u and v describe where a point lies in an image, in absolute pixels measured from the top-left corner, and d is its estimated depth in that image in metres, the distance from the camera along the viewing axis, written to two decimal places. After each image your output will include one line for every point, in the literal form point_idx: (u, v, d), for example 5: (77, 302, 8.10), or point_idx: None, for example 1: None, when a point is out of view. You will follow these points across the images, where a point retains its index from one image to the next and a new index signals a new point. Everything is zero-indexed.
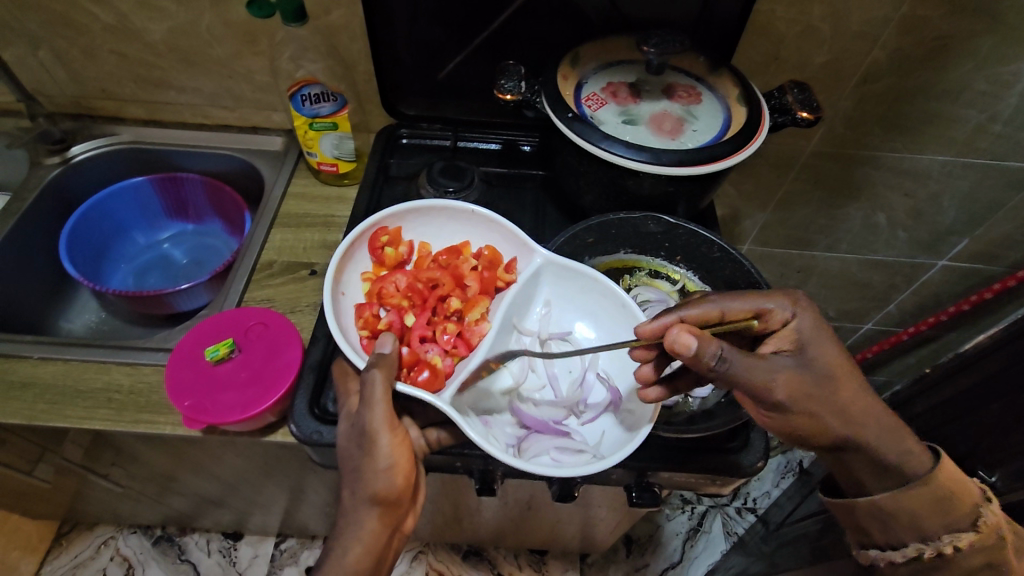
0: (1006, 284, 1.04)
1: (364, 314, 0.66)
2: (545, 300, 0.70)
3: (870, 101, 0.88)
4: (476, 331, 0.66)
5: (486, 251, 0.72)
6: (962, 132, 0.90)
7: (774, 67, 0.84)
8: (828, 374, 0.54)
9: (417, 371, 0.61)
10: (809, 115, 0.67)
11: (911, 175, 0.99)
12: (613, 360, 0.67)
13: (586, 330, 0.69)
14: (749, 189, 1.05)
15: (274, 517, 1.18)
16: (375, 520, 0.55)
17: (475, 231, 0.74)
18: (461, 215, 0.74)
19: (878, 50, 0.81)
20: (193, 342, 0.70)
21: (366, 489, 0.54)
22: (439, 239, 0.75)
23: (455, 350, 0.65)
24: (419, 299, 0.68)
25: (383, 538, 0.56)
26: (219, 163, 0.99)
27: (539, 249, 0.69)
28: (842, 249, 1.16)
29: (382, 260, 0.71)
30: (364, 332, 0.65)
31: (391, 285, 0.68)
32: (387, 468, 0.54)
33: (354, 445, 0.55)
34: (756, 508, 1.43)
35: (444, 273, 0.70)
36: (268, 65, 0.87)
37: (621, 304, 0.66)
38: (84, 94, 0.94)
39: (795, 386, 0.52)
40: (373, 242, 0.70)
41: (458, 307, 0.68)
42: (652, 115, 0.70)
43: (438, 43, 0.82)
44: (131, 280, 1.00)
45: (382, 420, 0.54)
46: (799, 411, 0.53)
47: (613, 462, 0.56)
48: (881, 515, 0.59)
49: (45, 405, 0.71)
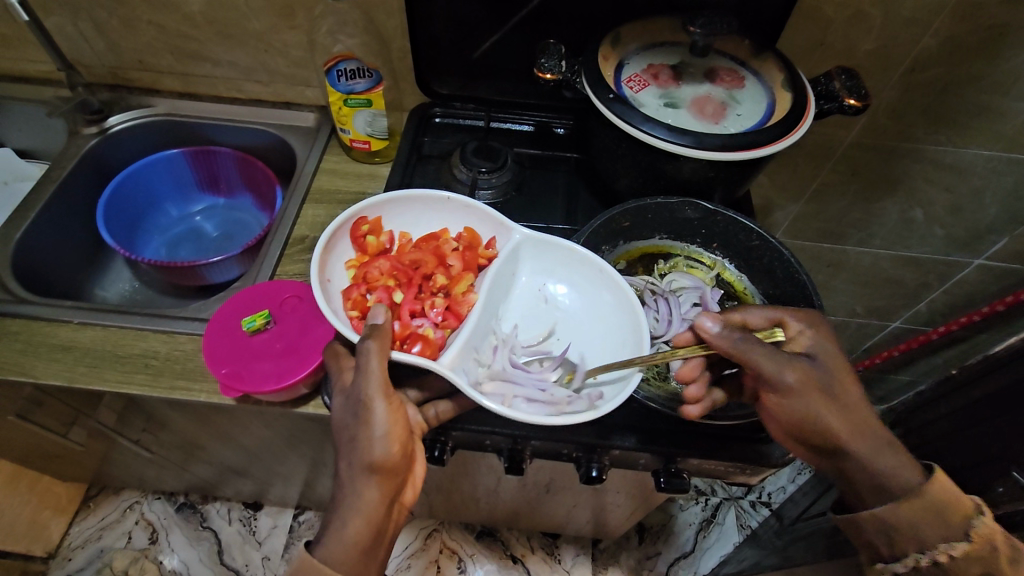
0: None
1: (351, 295, 0.64)
2: (524, 275, 0.70)
3: (917, 91, 0.85)
4: (465, 301, 0.65)
5: (465, 233, 0.71)
6: (1010, 125, 0.88)
7: (819, 53, 0.82)
8: (833, 375, 0.55)
9: (410, 344, 0.60)
10: (856, 102, 0.65)
11: (953, 170, 0.96)
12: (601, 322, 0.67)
13: (567, 294, 0.69)
14: (784, 179, 1.03)
15: (294, 489, 1.21)
16: (373, 490, 0.54)
17: (451, 217, 0.73)
18: (437, 203, 0.72)
19: (929, 37, 0.79)
20: (231, 311, 0.71)
21: (362, 456, 0.54)
22: (418, 228, 0.73)
23: (445, 322, 0.64)
24: (405, 278, 0.67)
25: (383, 508, 0.55)
26: (251, 137, 1.00)
27: (516, 227, 0.70)
28: (875, 244, 1.14)
29: (364, 249, 0.69)
30: (354, 313, 0.63)
31: (375, 269, 0.66)
32: (382, 435, 0.54)
33: (349, 415, 0.56)
34: (770, 502, 1.42)
35: (425, 253, 0.68)
36: (304, 40, 0.87)
37: (599, 269, 0.67)
38: (121, 64, 0.95)
39: (807, 382, 0.53)
40: (353, 232, 0.69)
41: (445, 284, 0.67)
42: (694, 99, 0.69)
43: (475, 20, 0.81)
44: (163, 251, 1.01)
45: (377, 386, 0.54)
46: (805, 404, 0.53)
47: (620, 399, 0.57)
48: (885, 529, 0.56)
49: (85, 368, 0.73)
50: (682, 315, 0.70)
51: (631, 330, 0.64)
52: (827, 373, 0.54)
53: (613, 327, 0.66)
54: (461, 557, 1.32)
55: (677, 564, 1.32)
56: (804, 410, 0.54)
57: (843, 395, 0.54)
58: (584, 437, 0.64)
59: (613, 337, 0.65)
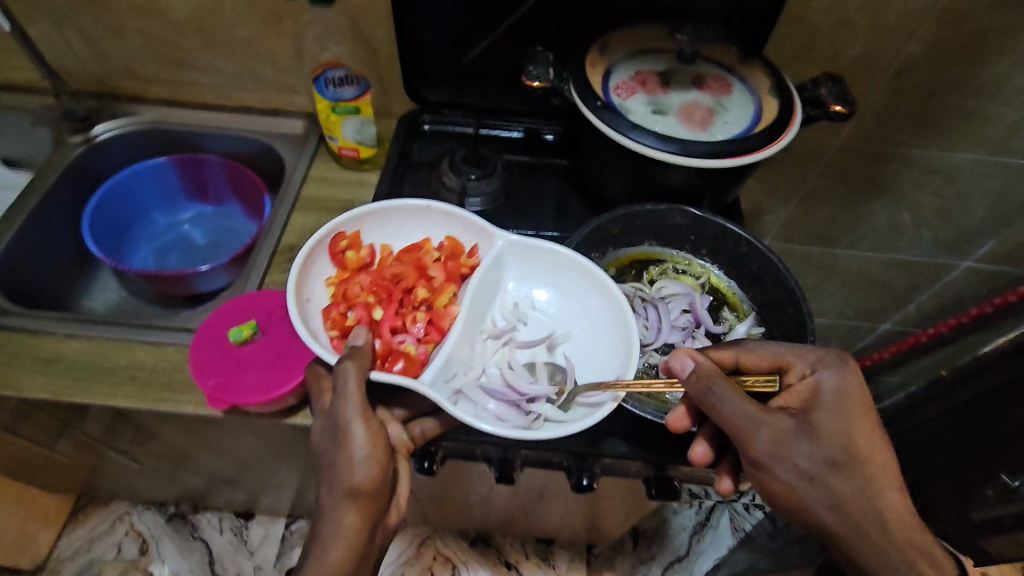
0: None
1: (331, 314, 0.64)
2: (510, 282, 0.70)
3: (904, 95, 0.86)
4: (446, 315, 0.65)
5: (447, 242, 0.70)
6: (996, 129, 0.88)
7: (806, 59, 0.82)
8: (820, 457, 0.53)
9: (392, 361, 0.61)
10: (843, 109, 0.65)
11: (940, 173, 0.97)
12: (587, 330, 0.67)
13: (553, 301, 0.69)
14: (774, 183, 1.03)
15: (285, 498, 1.20)
16: (353, 516, 0.53)
17: (433, 225, 0.72)
18: (417, 213, 0.71)
19: (915, 43, 0.79)
20: (219, 321, 0.70)
21: (343, 480, 0.53)
22: (399, 240, 0.72)
23: (428, 336, 0.64)
24: (385, 293, 0.66)
25: (364, 534, 0.53)
26: (238, 145, 0.99)
27: (499, 233, 0.68)
28: (864, 247, 1.15)
29: (344, 265, 0.68)
30: (334, 333, 0.63)
31: (355, 285, 0.65)
32: (363, 457, 0.53)
33: (330, 439, 0.55)
34: (763, 505, 1.43)
35: (406, 266, 0.68)
36: (292, 47, 0.87)
37: (587, 274, 0.66)
38: (107, 72, 0.94)
39: (781, 440, 0.53)
40: (332, 248, 0.68)
41: (426, 297, 0.66)
42: (681, 106, 0.69)
43: (463, 27, 0.81)
44: (151, 260, 1.00)
45: (355, 409, 0.54)
46: (779, 466, 0.53)
47: (610, 407, 0.57)
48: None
49: (70, 381, 0.72)
50: (671, 321, 0.70)
51: (619, 335, 0.64)
52: (811, 451, 0.53)
53: (601, 333, 0.66)
54: (455, 564, 1.31)
55: (672, 568, 1.32)
56: (779, 482, 0.53)
57: (831, 479, 0.53)
58: (576, 445, 0.64)
59: (602, 343, 0.65)
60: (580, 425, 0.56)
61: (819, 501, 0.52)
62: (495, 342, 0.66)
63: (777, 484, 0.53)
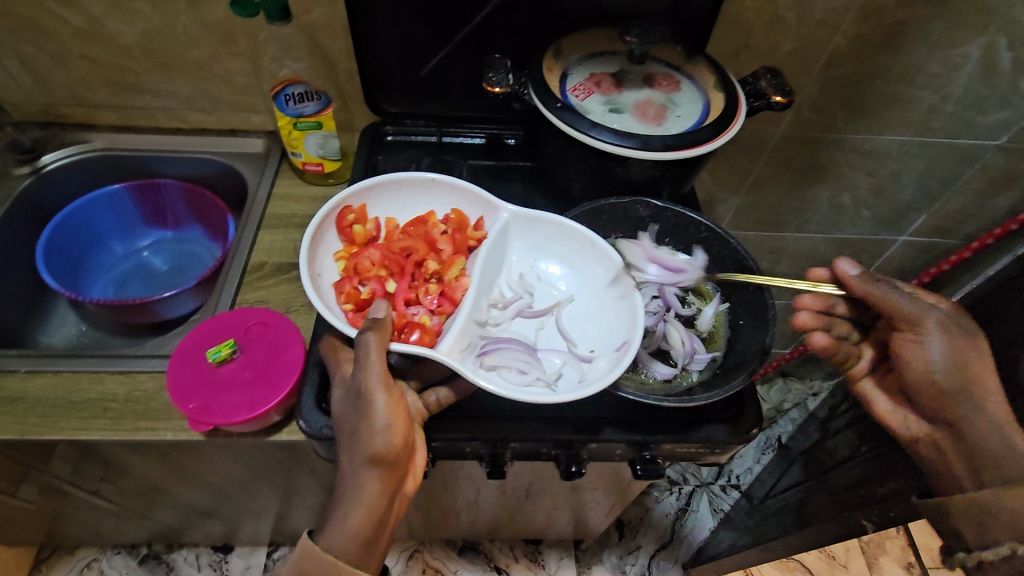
0: (980, 245, 1.13)
1: (344, 289, 0.65)
2: (516, 254, 0.72)
3: (834, 85, 0.93)
4: (458, 286, 0.67)
5: (452, 215, 0.72)
6: (918, 111, 0.96)
7: (744, 55, 0.88)
8: (965, 336, 0.59)
9: (408, 333, 0.61)
10: (782, 99, 0.71)
11: (872, 156, 1.05)
12: (590, 299, 0.69)
13: (558, 272, 0.71)
14: (723, 175, 1.09)
15: (266, 525, 1.17)
16: (375, 482, 0.54)
17: (439, 199, 0.74)
18: (422, 185, 0.73)
19: (840, 36, 0.86)
20: (194, 343, 0.69)
21: (365, 449, 0.54)
22: (405, 212, 0.74)
23: (441, 307, 0.66)
24: (396, 267, 0.69)
25: (385, 500, 0.55)
26: (197, 167, 0.98)
27: (504, 205, 0.71)
28: (810, 230, 1.22)
29: (352, 239, 0.70)
30: (347, 306, 0.65)
31: (366, 259, 0.67)
32: (385, 427, 0.54)
33: (351, 408, 0.56)
34: (739, 484, 1.49)
35: (415, 240, 0.70)
36: (247, 66, 0.87)
37: (588, 242, 0.69)
38: (53, 100, 0.91)
39: (937, 328, 0.59)
40: (339, 222, 0.69)
41: (437, 269, 0.69)
42: (636, 103, 0.72)
43: (420, 39, 0.82)
44: (111, 290, 0.97)
45: (377, 378, 0.55)
46: (930, 349, 0.59)
47: (621, 369, 0.59)
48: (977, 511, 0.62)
49: (38, 419, 0.69)
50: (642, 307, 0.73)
51: (624, 303, 0.67)
52: (965, 330, 0.59)
53: (605, 301, 0.68)
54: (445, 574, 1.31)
55: (658, 555, 1.36)
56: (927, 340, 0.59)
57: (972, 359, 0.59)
58: (560, 435, 0.65)
59: (606, 310, 0.68)
60: (591, 389, 0.58)
61: (958, 365, 0.58)
62: (508, 308, 0.68)
63: (920, 352, 0.59)
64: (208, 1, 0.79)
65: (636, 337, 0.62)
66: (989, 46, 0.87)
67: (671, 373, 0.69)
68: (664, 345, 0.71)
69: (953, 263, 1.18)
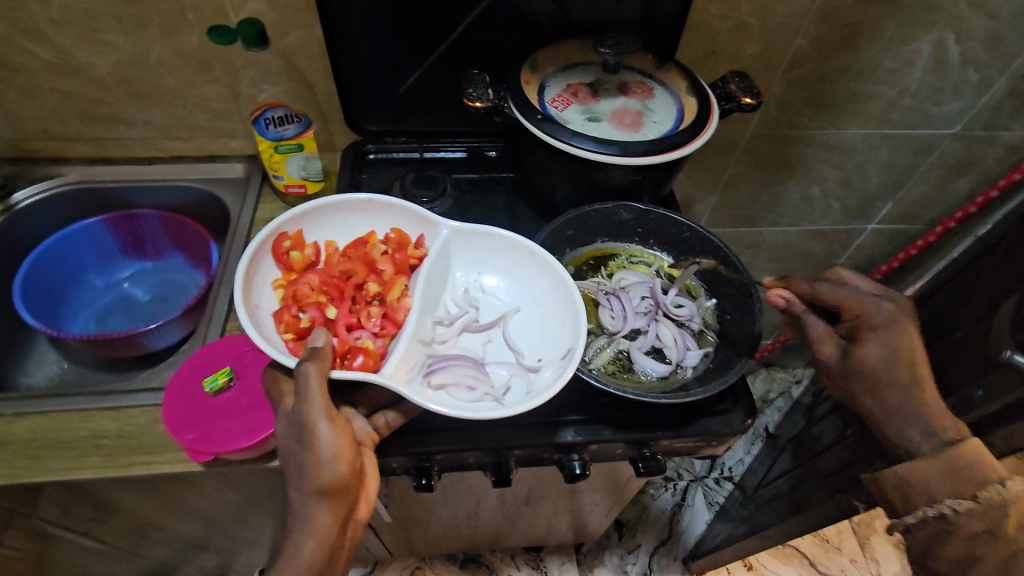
0: (947, 226, 1.20)
1: (283, 317, 0.64)
2: (460, 269, 0.72)
3: (798, 84, 0.97)
4: (400, 307, 0.66)
5: (393, 234, 0.71)
6: (877, 106, 1.01)
7: (712, 59, 0.91)
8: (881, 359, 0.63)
9: (352, 358, 0.61)
10: (752, 101, 0.74)
11: (838, 149, 1.09)
12: (534, 307, 0.70)
13: (502, 284, 0.72)
14: (698, 175, 1.12)
15: (263, 553, 1.15)
16: (325, 513, 0.53)
17: (378, 219, 0.73)
18: (359, 207, 0.72)
19: (801, 38, 0.89)
20: (189, 373, 0.69)
21: (312, 481, 0.53)
22: (344, 234, 0.73)
23: (384, 330, 0.65)
24: (337, 292, 0.68)
25: (337, 528, 0.54)
26: (176, 195, 0.97)
27: (443, 221, 0.71)
28: (784, 223, 1.26)
29: (290, 266, 0.68)
30: (288, 335, 0.63)
31: (304, 286, 0.66)
32: (331, 457, 0.53)
33: (294, 441, 0.55)
34: (731, 476, 1.51)
35: (354, 262, 0.69)
36: (223, 92, 0.86)
37: (530, 253, 0.70)
38: (23, 135, 0.89)
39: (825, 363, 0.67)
40: (276, 250, 0.68)
41: (378, 291, 0.68)
42: (613, 111, 0.75)
43: (395, 58, 0.84)
44: (92, 324, 0.95)
45: (319, 409, 0.53)
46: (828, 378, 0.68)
47: (567, 377, 0.60)
48: (900, 484, 0.67)
49: (28, 461, 0.68)
50: (634, 308, 0.75)
51: (568, 309, 0.67)
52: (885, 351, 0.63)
53: (550, 307, 0.69)
54: None
55: (657, 552, 1.38)
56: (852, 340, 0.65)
57: (869, 387, 0.65)
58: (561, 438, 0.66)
59: (553, 317, 0.69)
60: (534, 399, 0.59)
61: (857, 386, 0.65)
62: (452, 323, 0.68)
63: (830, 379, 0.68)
64: (181, 30, 0.78)
65: (579, 344, 0.63)
66: (939, 41, 0.92)
67: (666, 370, 0.71)
68: (658, 344, 0.73)
69: (923, 244, 1.25)
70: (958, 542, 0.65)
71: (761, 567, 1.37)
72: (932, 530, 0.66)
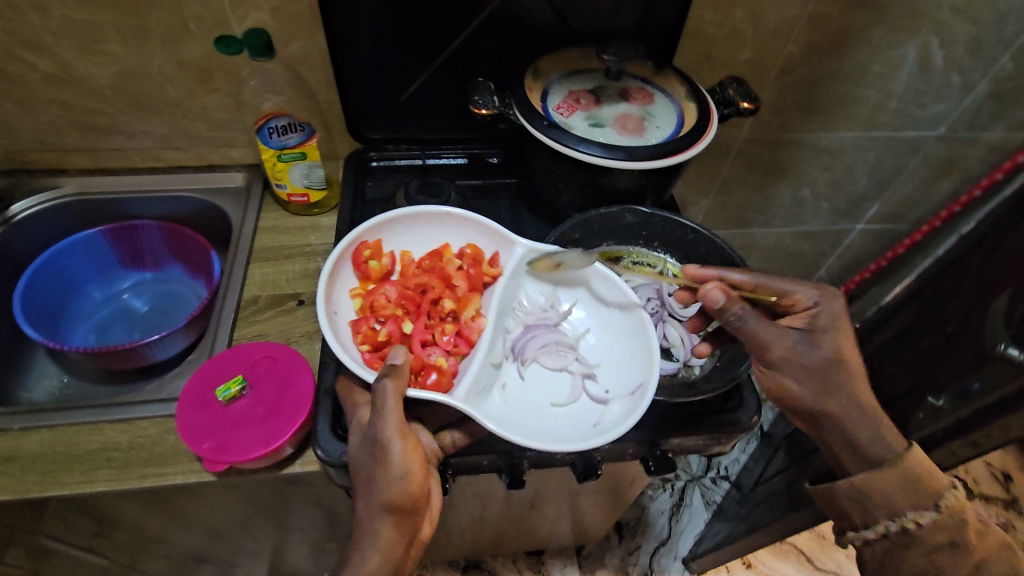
0: (914, 238, 1.24)
1: (361, 328, 0.66)
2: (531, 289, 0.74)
3: (789, 88, 0.99)
4: (474, 327, 0.69)
5: (468, 249, 0.74)
6: (865, 109, 1.04)
7: (708, 64, 0.93)
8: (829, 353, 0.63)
9: (425, 375, 0.64)
10: (750, 106, 0.76)
11: (828, 152, 1.12)
12: (604, 333, 0.72)
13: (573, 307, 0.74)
14: (693, 177, 1.14)
15: (262, 565, 1.14)
16: (391, 528, 0.56)
17: (454, 232, 0.76)
18: (437, 219, 0.75)
19: (792, 43, 0.92)
20: (201, 384, 0.69)
21: (383, 497, 0.55)
22: (419, 246, 0.76)
23: (457, 348, 0.68)
24: (413, 306, 0.70)
25: (401, 545, 0.57)
26: (176, 205, 0.96)
27: (518, 240, 0.72)
28: (776, 224, 1.29)
29: (367, 274, 0.71)
30: (365, 346, 0.66)
31: (383, 296, 0.69)
32: (402, 476, 0.55)
33: (368, 455, 0.56)
34: (728, 475, 1.53)
35: (431, 277, 0.72)
36: (226, 102, 0.87)
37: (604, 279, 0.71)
38: (19, 147, 0.89)
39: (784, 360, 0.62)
40: (356, 258, 0.71)
41: (452, 308, 0.70)
42: (616, 117, 0.76)
43: (399, 67, 0.84)
44: (92, 337, 0.94)
45: (395, 427, 0.55)
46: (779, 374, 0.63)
47: (636, 416, 0.61)
48: (858, 494, 0.65)
49: (38, 476, 0.67)
50: None
51: (640, 342, 0.68)
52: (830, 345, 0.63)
53: (620, 337, 0.71)
54: None
55: (658, 553, 1.39)
56: (784, 385, 0.63)
57: (825, 374, 0.63)
58: None
59: (624, 346, 0.70)
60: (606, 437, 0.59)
61: (822, 386, 0.63)
62: (527, 341, 0.70)
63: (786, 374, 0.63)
64: (183, 40, 0.79)
65: (651, 380, 0.64)
66: (923, 46, 0.95)
67: (674, 369, 0.73)
68: (665, 344, 0.75)
69: (892, 255, 1.30)
70: (919, 554, 0.64)
71: (759, 564, 1.39)
72: (888, 543, 0.66)
